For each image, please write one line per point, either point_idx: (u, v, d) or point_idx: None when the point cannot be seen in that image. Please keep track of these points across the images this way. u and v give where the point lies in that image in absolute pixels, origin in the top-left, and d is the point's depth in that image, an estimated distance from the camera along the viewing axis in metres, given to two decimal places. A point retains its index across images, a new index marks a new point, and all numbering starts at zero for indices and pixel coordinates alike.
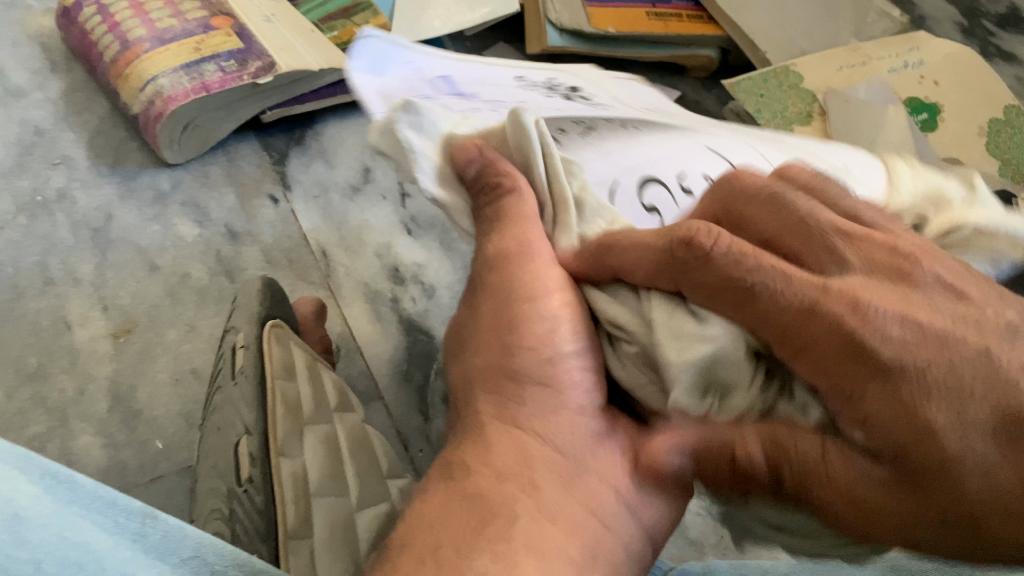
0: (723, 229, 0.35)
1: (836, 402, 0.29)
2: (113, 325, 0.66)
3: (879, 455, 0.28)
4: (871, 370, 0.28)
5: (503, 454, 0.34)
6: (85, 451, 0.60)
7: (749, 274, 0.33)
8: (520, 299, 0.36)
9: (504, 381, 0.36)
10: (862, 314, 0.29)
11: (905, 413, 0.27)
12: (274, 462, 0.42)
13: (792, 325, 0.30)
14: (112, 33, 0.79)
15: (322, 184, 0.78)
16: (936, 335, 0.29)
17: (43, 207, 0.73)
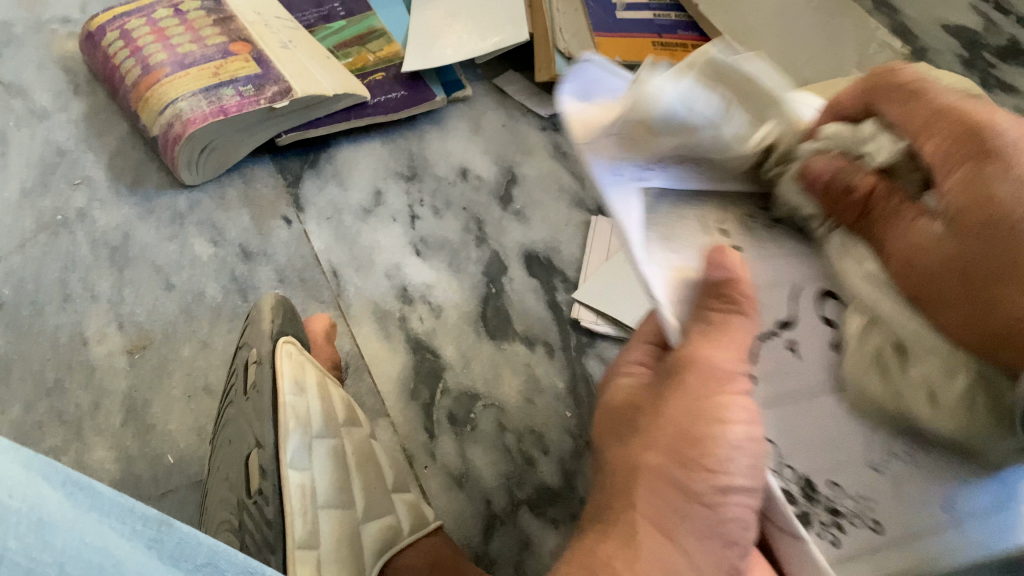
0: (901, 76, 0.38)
1: (953, 188, 0.35)
2: (128, 341, 0.68)
3: (964, 240, 0.34)
4: (991, 178, 0.33)
5: (646, 568, 0.35)
6: (99, 464, 0.61)
7: (902, 101, 0.38)
8: (711, 418, 0.36)
9: (670, 490, 0.36)
10: (999, 143, 0.34)
11: (994, 221, 0.33)
12: (284, 475, 0.43)
13: (950, 137, 0.35)
14: (135, 58, 0.82)
15: (335, 205, 0.80)
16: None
17: (64, 226, 0.75)
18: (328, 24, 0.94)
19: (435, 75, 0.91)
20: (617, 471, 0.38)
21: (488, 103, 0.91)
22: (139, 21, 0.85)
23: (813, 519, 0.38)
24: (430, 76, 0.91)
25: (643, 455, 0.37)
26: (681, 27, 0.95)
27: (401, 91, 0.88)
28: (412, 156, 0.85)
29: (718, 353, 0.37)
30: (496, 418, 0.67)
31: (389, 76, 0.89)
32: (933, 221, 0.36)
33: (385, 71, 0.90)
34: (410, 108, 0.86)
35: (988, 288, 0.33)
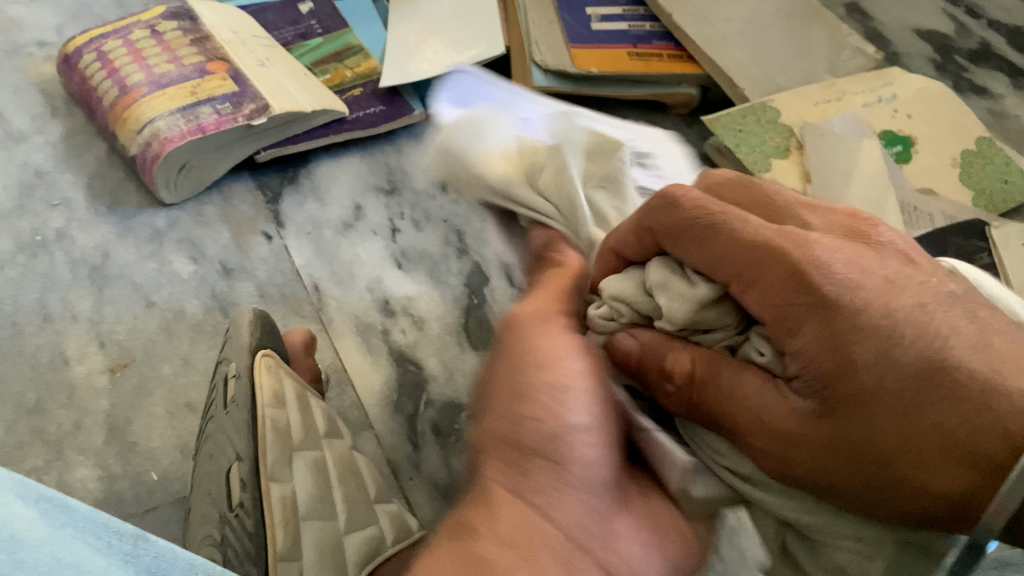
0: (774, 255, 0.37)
1: (832, 396, 0.35)
2: (109, 360, 0.68)
3: (831, 422, 0.35)
4: (855, 396, 0.34)
5: (504, 522, 0.35)
6: (81, 483, 0.61)
7: (764, 281, 0.37)
8: (542, 360, 0.40)
9: (513, 449, 0.37)
10: (855, 353, 0.34)
11: (863, 409, 0.34)
12: (263, 487, 0.43)
13: (813, 333, 0.35)
14: (112, 79, 0.82)
15: (315, 221, 0.80)
16: (920, 385, 0.33)
17: (43, 247, 0.75)
18: (305, 41, 0.95)
19: (412, 90, 0.91)
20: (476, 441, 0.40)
21: None
22: (116, 42, 0.86)
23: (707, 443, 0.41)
24: (407, 91, 0.91)
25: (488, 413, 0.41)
26: (654, 37, 0.95)
27: (379, 107, 0.89)
28: (392, 171, 0.86)
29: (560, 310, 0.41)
30: None
31: (367, 92, 0.90)
32: (793, 403, 0.36)
33: (363, 87, 0.90)
34: (388, 123, 0.87)
35: (939, 487, 0.33)
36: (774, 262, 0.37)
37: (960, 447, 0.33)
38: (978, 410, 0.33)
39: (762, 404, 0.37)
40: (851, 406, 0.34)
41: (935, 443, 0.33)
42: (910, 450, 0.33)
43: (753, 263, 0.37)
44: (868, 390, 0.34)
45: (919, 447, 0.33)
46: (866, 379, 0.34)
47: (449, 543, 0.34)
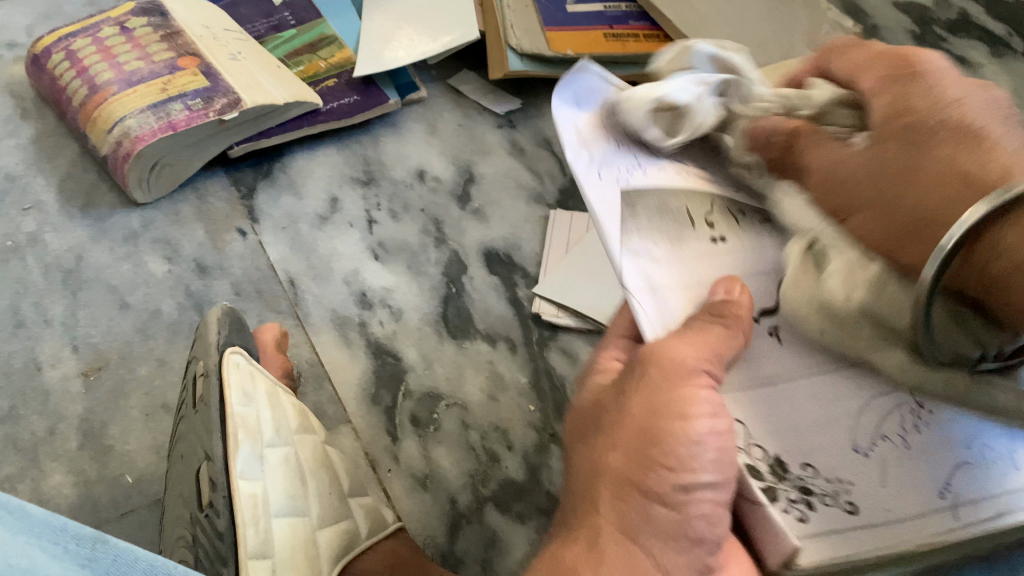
0: (926, 62, 0.39)
1: (891, 122, 0.38)
2: (84, 363, 0.67)
3: (898, 143, 0.38)
4: (931, 133, 0.37)
5: None
6: (56, 489, 0.61)
7: (899, 72, 0.40)
8: (671, 414, 0.36)
9: (631, 487, 0.36)
10: (946, 102, 0.37)
11: (925, 156, 0.37)
12: (233, 486, 0.42)
13: (891, 107, 0.39)
14: (82, 78, 0.81)
15: (291, 215, 0.79)
16: (962, 173, 0.35)
17: (15, 252, 0.74)
18: (278, 34, 0.94)
19: (388, 79, 0.90)
20: (580, 468, 0.39)
21: (443, 104, 0.91)
22: (85, 41, 0.85)
23: (781, 492, 0.36)
24: (383, 80, 0.90)
25: (601, 489, 0.37)
26: (631, 17, 0.94)
27: (355, 97, 0.87)
28: (368, 162, 0.84)
29: (686, 350, 0.37)
30: (460, 417, 0.67)
31: (341, 82, 0.89)
32: (852, 146, 0.40)
33: (337, 77, 0.89)
34: (364, 113, 0.86)
35: (926, 235, 0.35)
36: (916, 78, 0.39)
37: (927, 221, 0.35)
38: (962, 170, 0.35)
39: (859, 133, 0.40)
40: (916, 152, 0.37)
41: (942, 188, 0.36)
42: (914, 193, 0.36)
43: (901, 64, 0.40)
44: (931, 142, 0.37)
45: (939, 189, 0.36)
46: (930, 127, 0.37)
47: None
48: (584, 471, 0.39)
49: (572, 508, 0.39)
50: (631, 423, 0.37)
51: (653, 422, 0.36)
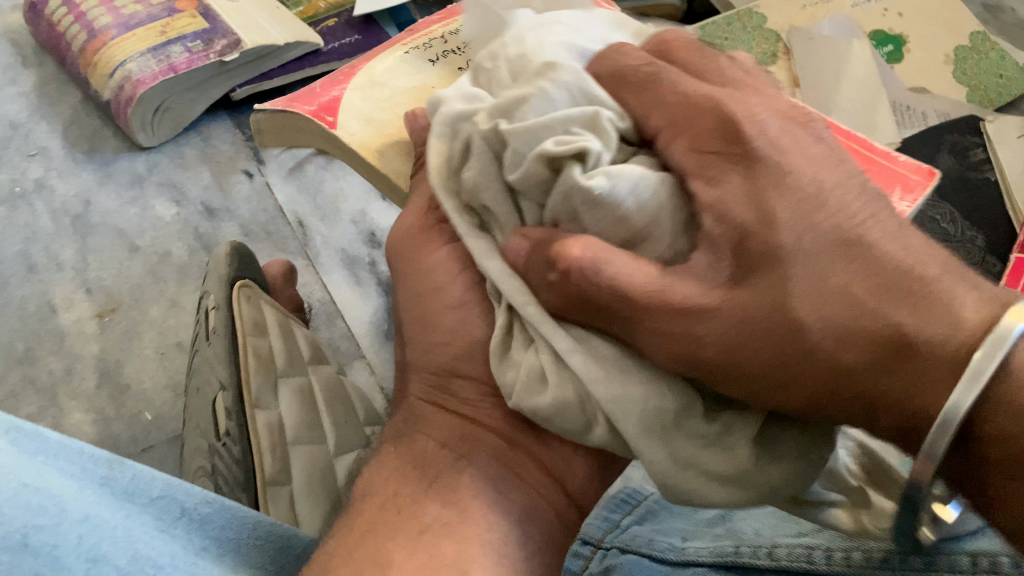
0: (806, 334, 0.25)
1: (747, 347, 0.26)
2: (97, 306, 0.68)
3: (782, 350, 0.26)
4: (811, 358, 0.25)
5: (433, 428, 0.36)
6: (76, 427, 0.62)
7: (773, 333, 0.26)
8: (427, 278, 0.37)
9: (425, 321, 0.37)
10: (790, 297, 0.26)
11: (785, 321, 0.26)
12: (249, 415, 0.44)
13: (753, 329, 0.26)
14: (80, 23, 0.80)
15: (297, 156, 0.79)
16: (805, 354, 0.25)
17: (23, 198, 0.74)
18: None
19: (389, 17, 0.88)
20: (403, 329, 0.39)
21: None
22: None
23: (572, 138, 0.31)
24: (384, 19, 0.88)
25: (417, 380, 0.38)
26: None
27: (355, 36, 0.85)
28: None
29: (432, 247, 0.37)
30: None
31: (342, 22, 0.87)
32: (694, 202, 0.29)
33: (337, 17, 0.87)
34: (366, 53, 0.84)
35: (804, 365, 0.26)
36: (745, 302, 0.26)
37: (796, 363, 0.26)
38: (910, 316, 0.24)
39: (811, 290, 0.26)
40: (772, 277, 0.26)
41: (766, 349, 0.26)
42: (815, 345, 0.25)
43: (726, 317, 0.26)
44: (785, 251, 0.26)
45: (838, 348, 0.25)
46: (830, 308, 0.25)
47: (394, 460, 0.35)
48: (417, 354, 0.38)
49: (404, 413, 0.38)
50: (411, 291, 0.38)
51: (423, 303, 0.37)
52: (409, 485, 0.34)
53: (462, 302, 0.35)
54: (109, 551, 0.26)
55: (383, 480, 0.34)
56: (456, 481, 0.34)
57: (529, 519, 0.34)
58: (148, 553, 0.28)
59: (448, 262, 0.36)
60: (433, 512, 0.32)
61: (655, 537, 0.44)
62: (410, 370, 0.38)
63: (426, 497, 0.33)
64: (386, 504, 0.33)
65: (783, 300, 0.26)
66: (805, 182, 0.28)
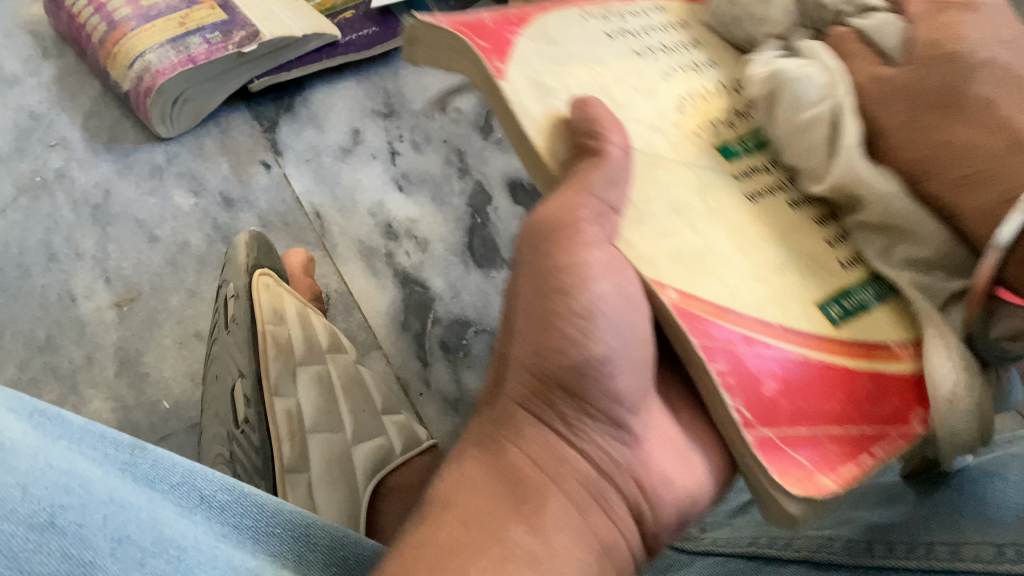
0: (951, 133, 0.35)
1: (911, 152, 0.37)
2: (117, 295, 0.68)
3: (918, 180, 0.37)
4: (975, 173, 0.34)
5: (534, 443, 0.37)
6: (97, 414, 0.62)
7: (947, 155, 0.35)
8: (559, 247, 0.36)
9: (553, 345, 0.36)
10: (963, 102, 0.35)
11: (962, 100, 0.35)
12: (267, 402, 0.46)
13: (937, 153, 0.36)
14: (100, 14, 0.80)
15: (314, 148, 0.79)
16: (959, 155, 0.35)
17: (44, 187, 0.74)
18: None
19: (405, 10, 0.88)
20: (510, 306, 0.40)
21: None
22: None
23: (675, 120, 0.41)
24: (401, 12, 0.88)
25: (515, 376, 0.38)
26: None
27: (372, 29, 0.86)
28: (389, 94, 0.84)
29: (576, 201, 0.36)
30: (488, 342, 0.68)
31: (359, 14, 0.87)
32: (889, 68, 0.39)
33: (355, 9, 0.87)
34: (383, 46, 0.85)
35: (982, 181, 0.34)
36: (953, 122, 0.35)
37: (1003, 135, 0.34)
38: (979, 91, 0.35)
39: (981, 113, 0.35)
40: (961, 100, 0.35)
41: (980, 142, 0.34)
42: (960, 140, 0.35)
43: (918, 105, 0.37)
44: (969, 90, 0.35)
45: (976, 148, 0.34)
46: (971, 133, 0.35)
47: (475, 456, 0.37)
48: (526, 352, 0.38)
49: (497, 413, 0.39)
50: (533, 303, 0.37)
51: (542, 293, 0.37)
52: (498, 504, 0.34)
53: (588, 313, 0.36)
54: (134, 532, 0.26)
55: (468, 474, 0.35)
56: (535, 484, 0.35)
57: (607, 552, 0.36)
58: (170, 535, 0.27)
59: (586, 240, 0.36)
60: (517, 535, 0.32)
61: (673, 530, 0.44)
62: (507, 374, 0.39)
63: (517, 514, 0.33)
64: (468, 520, 0.32)
65: (965, 102, 0.35)
66: (982, 52, 0.36)
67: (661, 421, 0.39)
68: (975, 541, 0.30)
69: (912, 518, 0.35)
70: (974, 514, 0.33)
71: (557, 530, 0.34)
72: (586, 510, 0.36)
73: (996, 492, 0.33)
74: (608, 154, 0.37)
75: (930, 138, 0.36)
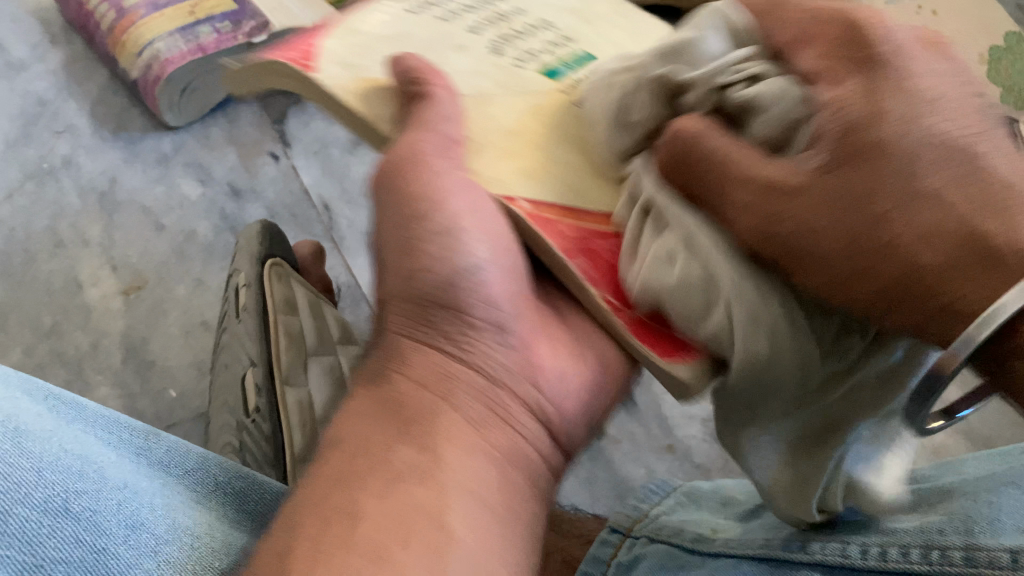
0: (894, 230, 0.28)
1: (836, 269, 0.29)
2: (123, 283, 0.68)
3: (888, 302, 0.29)
4: (932, 282, 0.28)
5: (417, 365, 0.33)
6: (102, 402, 0.62)
7: (873, 249, 0.29)
8: (419, 185, 0.33)
9: (413, 254, 0.33)
10: (900, 200, 0.29)
11: (893, 204, 0.29)
12: (278, 392, 0.45)
13: (863, 250, 0.29)
14: (108, 0, 0.79)
15: (322, 140, 0.78)
16: (906, 268, 0.28)
17: (50, 174, 0.74)
18: None
19: None
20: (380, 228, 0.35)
21: None
22: None
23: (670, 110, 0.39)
24: None
25: (392, 310, 0.34)
26: None
27: None
28: None
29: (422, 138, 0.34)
30: None
31: None
32: (792, 166, 0.31)
33: None
34: None
35: (929, 294, 0.28)
36: (883, 220, 0.29)
37: (964, 233, 0.28)
38: (914, 178, 0.29)
39: (920, 192, 0.29)
40: (872, 185, 0.29)
41: (934, 256, 0.28)
42: (915, 245, 0.28)
43: (854, 193, 0.29)
44: (890, 150, 0.29)
45: (936, 261, 0.28)
46: (925, 215, 0.28)
47: (363, 391, 0.33)
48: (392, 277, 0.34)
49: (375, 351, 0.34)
50: (393, 228, 0.34)
51: (401, 222, 0.33)
52: (382, 442, 0.30)
53: (450, 228, 0.33)
54: (148, 520, 0.26)
55: (350, 415, 0.31)
56: (433, 419, 0.31)
57: (514, 463, 0.32)
58: (184, 522, 0.27)
59: (434, 167, 0.33)
60: (403, 459, 0.29)
61: (683, 528, 0.45)
62: (387, 301, 0.35)
63: (406, 443, 0.30)
64: (350, 451, 0.29)
65: (882, 215, 0.29)
66: (922, 92, 0.31)
67: (535, 321, 0.36)
68: (994, 547, 0.29)
69: (924, 516, 0.35)
70: (979, 516, 0.32)
71: (461, 453, 0.31)
72: (482, 451, 0.31)
73: (1006, 495, 0.33)
74: (429, 96, 0.34)
75: (869, 242, 0.29)
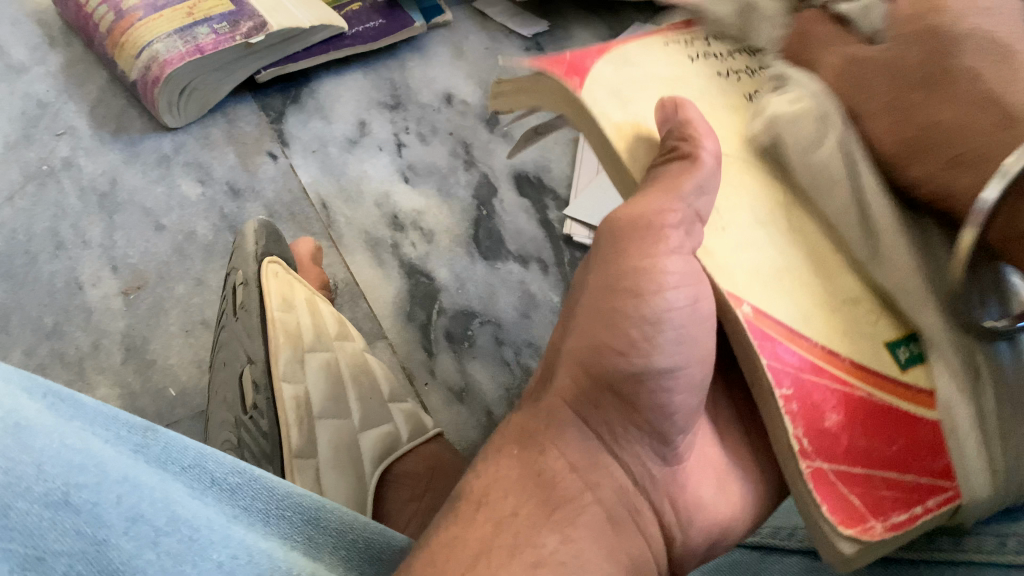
0: (942, 111, 0.31)
1: (891, 129, 0.33)
2: (124, 283, 0.69)
3: (926, 151, 0.32)
4: (952, 138, 0.31)
5: (571, 446, 0.35)
6: (103, 400, 0.63)
7: (918, 125, 0.32)
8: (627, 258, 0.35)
9: (602, 350, 0.34)
10: (950, 61, 0.32)
11: (939, 70, 0.32)
12: (277, 389, 0.46)
13: (911, 134, 0.32)
14: (107, 4, 0.80)
15: (320, 139, 0.79)
16: (944, 134, 0.31)
17: (51, 175, 0.75)
18: None
19: (412, 2, 0.88)
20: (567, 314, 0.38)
21: (469, 27, 0.89)
22: None
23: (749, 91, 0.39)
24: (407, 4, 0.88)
25: (564, 378, 0.36)
26: None
27: (379, 20, 0.85)
28: (396, 86, 0.84)
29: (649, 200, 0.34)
30: (494, 333, 0.68)
31: (366, 6, 0.86)
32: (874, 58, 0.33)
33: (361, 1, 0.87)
34: (389, 38, 0.84)
35: (961, 161, 0.31)
36: (929, 110, 0.32)
37: (985, 118, 0.30)
38: (963, 61, 0.31)
39: (961, 67, 0.31)
40: (944, 78, 0.32)
41: (970, 123, 0.31)
42: (940, 117, 0.31)
43: (929, 73, 0.32)
44: (954, 53, 0.32)
45: (960, 124, 0.31)
46: (960, 117, 0.31)
47: (512, 450, 0.35)
48: (578, 349, 0.36)
49: (538, 410, 0.36)
50: (595, 310, 0.35)
51: (600, 300, 0.35)
52: (532, 513, 0.32)
53: (659, 318, 0.33)
54: (146, 512, 0.27)
55: (503, 473, 0.33)
56: (570, 493, 0.33)
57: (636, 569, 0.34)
58: (183, 515, 0.27)
59: (663, 246, 0.34)
60: (552, 545, 0.31)
61: None
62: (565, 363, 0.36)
63: (553, 522, 0.32)
64: (501, 523, 0.31)
65: (941, 73, 0.32)
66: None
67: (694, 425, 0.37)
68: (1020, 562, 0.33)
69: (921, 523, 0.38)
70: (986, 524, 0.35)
71: (587, 535, 0.33)
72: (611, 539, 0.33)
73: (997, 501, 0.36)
74: (700, 160, 0.34)
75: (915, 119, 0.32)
